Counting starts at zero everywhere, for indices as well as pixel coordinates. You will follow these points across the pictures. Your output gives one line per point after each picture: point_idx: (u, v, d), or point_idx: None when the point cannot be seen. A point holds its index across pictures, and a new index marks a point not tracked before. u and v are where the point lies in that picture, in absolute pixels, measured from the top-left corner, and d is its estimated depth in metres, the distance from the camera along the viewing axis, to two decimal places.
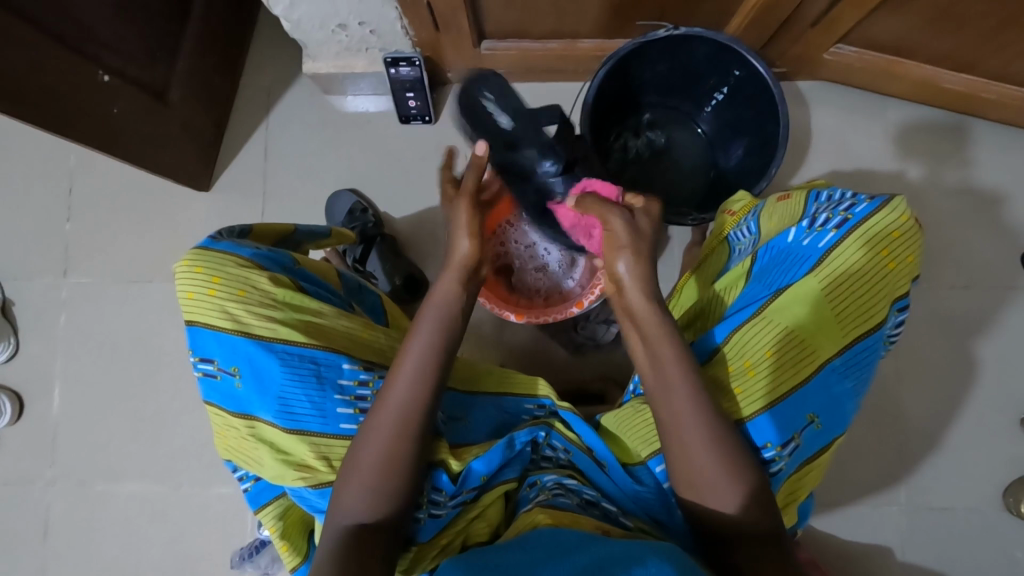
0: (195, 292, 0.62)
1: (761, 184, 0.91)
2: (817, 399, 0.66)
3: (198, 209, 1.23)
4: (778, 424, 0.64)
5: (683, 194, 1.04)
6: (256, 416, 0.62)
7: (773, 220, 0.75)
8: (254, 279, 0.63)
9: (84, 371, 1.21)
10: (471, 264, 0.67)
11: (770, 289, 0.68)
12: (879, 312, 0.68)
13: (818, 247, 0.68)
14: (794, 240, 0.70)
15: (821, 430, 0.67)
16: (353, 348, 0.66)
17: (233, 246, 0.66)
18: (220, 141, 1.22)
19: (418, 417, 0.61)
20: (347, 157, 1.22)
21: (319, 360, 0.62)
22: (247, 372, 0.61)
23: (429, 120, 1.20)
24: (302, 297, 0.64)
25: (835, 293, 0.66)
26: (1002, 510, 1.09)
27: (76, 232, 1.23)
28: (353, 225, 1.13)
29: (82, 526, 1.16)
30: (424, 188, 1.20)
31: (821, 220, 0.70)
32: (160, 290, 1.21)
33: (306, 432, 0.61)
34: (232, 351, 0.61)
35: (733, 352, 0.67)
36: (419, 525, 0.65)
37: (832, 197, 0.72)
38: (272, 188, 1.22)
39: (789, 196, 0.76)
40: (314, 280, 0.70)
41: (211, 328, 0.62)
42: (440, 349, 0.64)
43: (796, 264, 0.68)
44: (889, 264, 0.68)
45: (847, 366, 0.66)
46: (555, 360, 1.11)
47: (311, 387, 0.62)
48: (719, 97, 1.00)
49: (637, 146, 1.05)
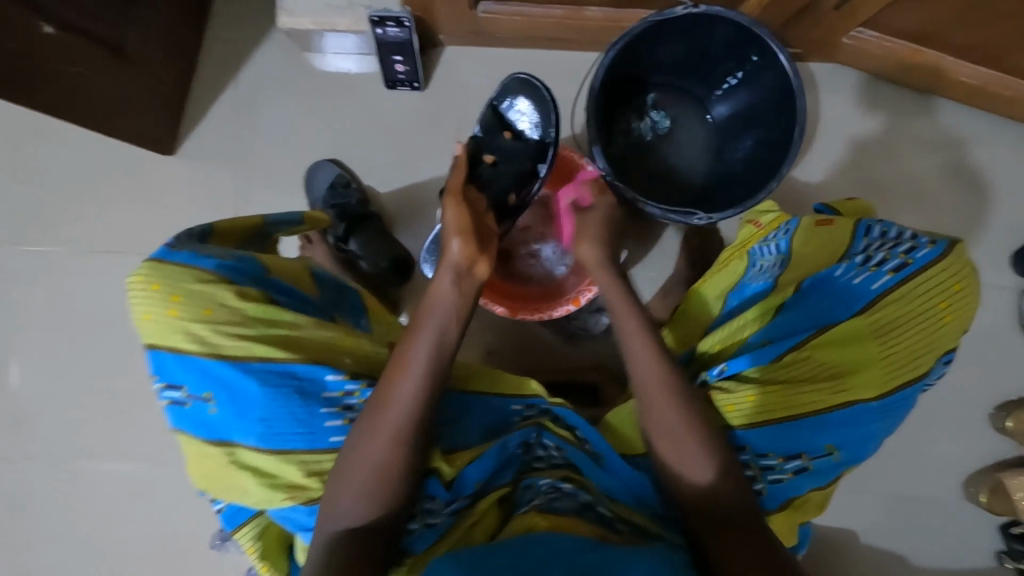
0: (157, 313, 0.56)
1: (772, 184, 0.81)
2: (837, 433, 0.61)
3: (162, 176, 1.12)
4: (787, 445, 0.62)
5: (685, 181, 0.99)
6: (235, 442, 0.57)
7: (811, 243, 0.68)
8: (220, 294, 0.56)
9: (44, 348, 1.13)
10: (464, 261, 0.59)
11: (811, 325, 0.63)
12: (922, 363, 0.62)
13: (870, 288, 0.63)
14: (841, 275, 0.64)
15: (836, 463, 0.63)
16: (339, 358, 0.60)
17: (195, 257, 0.59)
18: (184, 100, 1.11)
19: (419, 427, 0.57)
20: (327, 123, 1.12)
21: (300, 375, 0.57)
22: (223, 396, 0.57)
23: (417, 86, 1.10)
24: (275, 310, 0.58)
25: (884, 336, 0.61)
26: (965, 499, 1.14)
27: (26, 196, 1.12)
28: (334, 201, 1.05)
29: (50, 506, 1.12)
30: (412, 162, 1.12)
31: (876, 260, 0.64)
32: (123, 263, 1.13)
33: (292, 453, 0.57)
34: (203, 375, 0.57)
35: (762, 377, 0.62)
36: (412, 536, 0.64)
37: (887, 233, 0.66)
38: (245, 156, 1.12)
39: (833, 221, 0.69)
40: (290, 289, 0.64)
41: (179, 352, 0.56)
42: (442, 355, 0.58)
43: (843, 300, 0.63)
44: (943, 318, 0.62)
45: (880, 412, 0.61)
46: (545, 348, 1.09)
47: (295, 403, 0.57)
48: (733, 81, 0.94)
49: (642, 128, 0.99)
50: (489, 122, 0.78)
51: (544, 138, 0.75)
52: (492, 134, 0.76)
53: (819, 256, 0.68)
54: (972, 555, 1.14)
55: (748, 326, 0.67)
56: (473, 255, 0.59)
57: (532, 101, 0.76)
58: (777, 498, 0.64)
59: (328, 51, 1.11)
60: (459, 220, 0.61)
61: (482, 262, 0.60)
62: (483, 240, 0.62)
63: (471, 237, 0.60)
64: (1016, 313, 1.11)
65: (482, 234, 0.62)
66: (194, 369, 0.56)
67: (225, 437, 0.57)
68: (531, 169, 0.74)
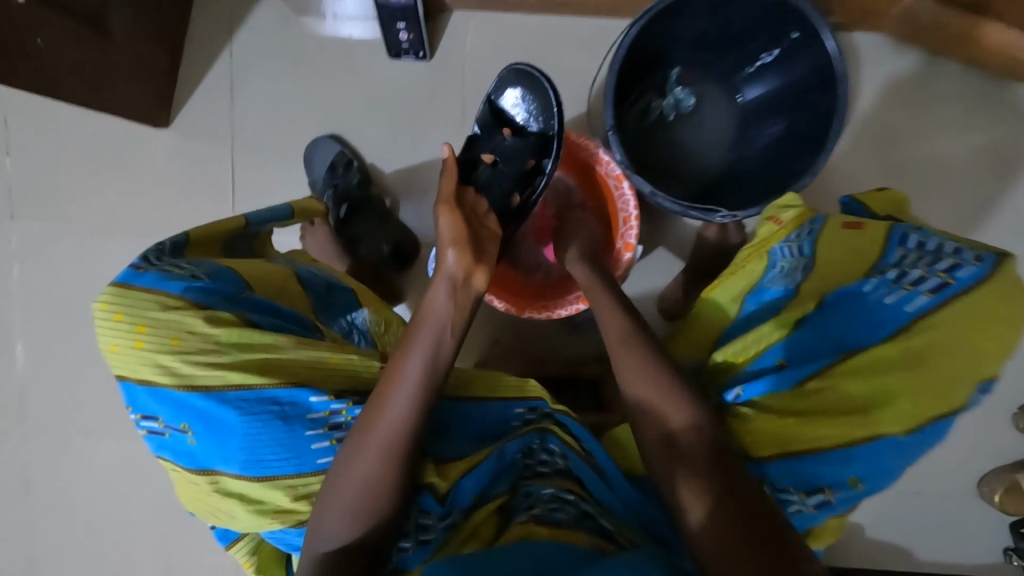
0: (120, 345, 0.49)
1: (805, 177, 0.76)
2: (863, 465, 0.55)
3: (156, 150, 1.08)
4: (804, 477, 0.56)
5: (703, 166, 0.92)
6: (217, 471, 0.53)
7: (838, 250, 0.63)
8: (186, 321, 0.49)
9: (47, 325, 1.12)
10: (461, 273, 0.58)
11: (834, 346, 0.57)
12: (961, 396, 0.55)
13: (903, 309, 0.56)
14: (871, 291, 0.58)
15: (859, 495, 0.57)
16: (323, 378, 0.55)
17: (156, 277, 0.51)
18: (175, 70, 1.04)
19: (404, 450, 0.53)
20: (326, 96, 1.06)
21: (281, 400, 0.52)
22: (201, 427, 0.51)
23: (422, 57, 1.02)
24: (251, 333, 0.52)
25: (919, 364, 0.54)
26: (976, 497, 1.12)
27: (19, 170, 1.09)
28: (333, 182, 1.00)
29: (63, 478, 1.14)
30: (415, 140, 1.05)
31: (910, 277, 0.57)
32: (121, 240, 1.10)
33: (278, 480, 0.53)
34: (176, 406, 0.50)
35: (779, 403, 0.57)
36: (405, 554, 0.62)
37: (925, 246, 0.60)
38: (241, 131, 1.07)
39: (862, 225, 0.63)
40: (268, 302, 0.57)
41: (148, 385, 0.50)
42: (436, 367, 0.56)
43: (874, 321, 0.57)
44: (988, 345, 0.55)
45: (910, 446, 0.55)
46: (551, 338, 1.05)
47: (278, 430, 0.52)
48: (766, 59, 0.85)
49: (661, 107, 0.92)
50: (484, 120, 0.72)
51: (546, 130, 0.69)
52: (488, 131, 0.71)
53: (847, 263, 0.61)
54: (977, 550, 1.14)
55: (765, 343, 0.60)
56: (469, 268, 0.59)
57: (531, 93, 0.70)
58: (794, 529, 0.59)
59: (327, 16, 1.04)
60: (454, 230, 0.60)
61: (480, 273, 0.60)
62: (480, 251, 0.62)
63: (467, 248, 0.59)
64: None
65: (479, 244, 0.62)
66: (165, 402, 0.50)
67: (205, 468, 0.52)
68: (532, 166, 0.68)
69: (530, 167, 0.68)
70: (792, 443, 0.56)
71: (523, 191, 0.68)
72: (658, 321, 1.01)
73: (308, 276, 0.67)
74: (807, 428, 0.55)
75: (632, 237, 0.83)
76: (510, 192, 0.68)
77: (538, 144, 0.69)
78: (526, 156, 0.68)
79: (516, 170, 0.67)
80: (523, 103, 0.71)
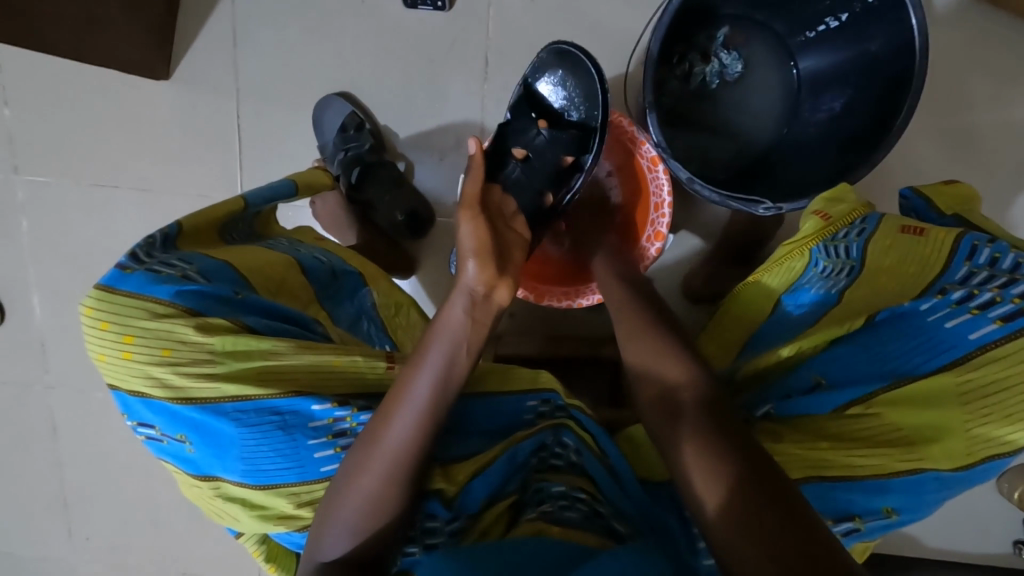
0: (105, 354, 0.46)
1: (862, 169, 0.69)
2: (898, 496, 0.52)
3: (158, 103, 1.02)
4: (839, 506, 0.53)
5: (749, 145, 0.83)
6: (218, 480, 0.50)
7: (893, 262, 0.57)
8: (178, 331, 0.45)
9: (60, 283, 1.11)
10: (481, 289, 0.54)
11: (883, 369, 0.52)
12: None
13: (967, 337, 0.49)
14: (928, 311, 0.52)
15: (891, 525, 0.54)
16: (325, 383, 0.53)
17: (142, 281, 0.47)
18: (174, 14, 0.96)
19: (414, 460, 0.54)
20: (336, 48, 0.97)
21: (282, 409, 0.50)
22: (199, 438, 0.47)
23: (441, 7, 0.93)
24: (248, 340, 0.48)
25: (976, 400, 0.48)
26: (993, 490, 1.11)
27: (18, 119, 1.04)
28: (346, 147, 0.94)
29: (86, 429, 1.17)
30: (432, 101, 0.98)
31: (978, 298, 0.50)
32: (128, 198, 1.06)
33: (281, 488, 0.51)
34: (171, 418, 0.46)
35: (809, 425, 0.54)
36: (411, 558, 0.58)
37: (998, 263, 0.52)
38: (246, 84, 1.00)
39: (926, 232, 0.56)
40: (266, 302, 0.53)
41: (139, 397, 0.46)
42: (448, 381, 0.55)
43: (929, 350, 0.50)
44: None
45: (954, 483, 0.50)
46: (568, 317, 1.02)
47: (278, 439, 0.50)
48: (831, 24, 0.75)
49: (706, 73, 0.82)
50: (520, 105, 0.67)
51: (588, 122, 0.64)
52: (522, 120, 0.66)
53: (901, 274, 0.56)
54: (985, 540, 1.14)
55: (800, 353, 0.57)
56: (490, 281, 0.54)
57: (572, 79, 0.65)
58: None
59: None
60: (476, 238, 0.54)
61: (506, 287, 0.55)
62: (504, 258, 0.56)
63: (490, 259, 0.54)
64: None
65: (504, 250, 0.56)
66: (160, 414, 0.45)
67: (206, 475, 0.49)
68: (569, 163, 0.63)
69: (567, 163, 0.63)
70: (818, 469, 0.52)
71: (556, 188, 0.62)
72: (681, 304, 0.96)
73: (314, 263, 0.64)
74: (843, 453, 0.52)
75: (664, 225, 0.79)
76: (540, 188, 0.61)
77: (579, 138, 0.64)
78: (564, 150, 0.63)
79: (552, 165, 0.62)
80: (561, 89, 0.65)
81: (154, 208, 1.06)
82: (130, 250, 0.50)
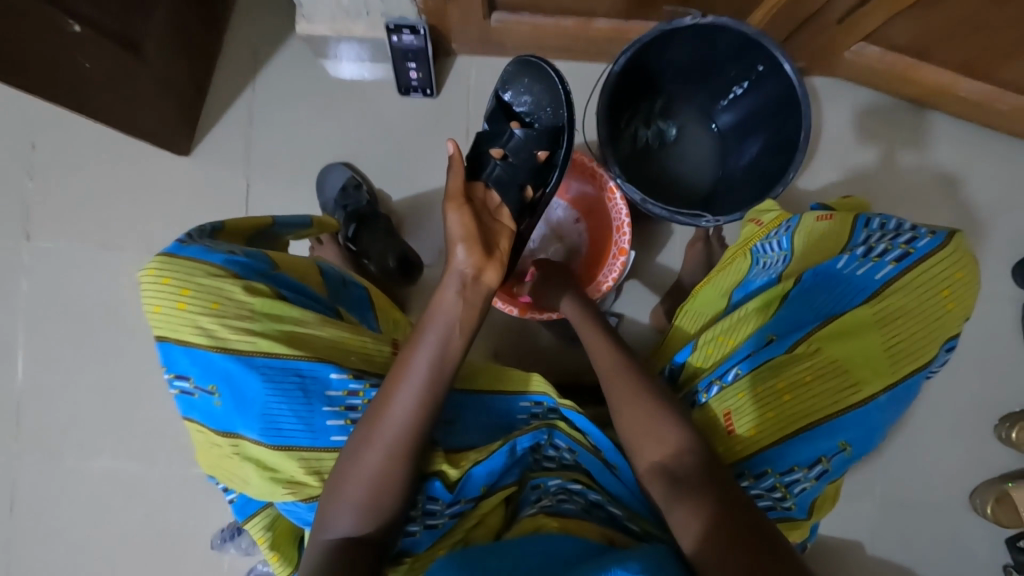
0: (163, 307, 0.55)
1: (777, 189, 0.85)
2: (851, 427, 0.62)
3: (175, 174, 1.15)
4: (802, 448, 0.62)
5: (694, 189, 1.02)
6: (239, 436, 0.56)
7: (813, 240, 0.69)
8: (227, 289, 0.55)
9: (51, 343, 1.14)
10: (470, 270, 0.62)
11: (815, 317, 0.64)
12: (929, 351, 0.62)
13: (873, 277, 0.62)
14: (844, 267, 0.64)
15: (850, 458, 0.64)
16: (343, 357, 0.60)
17: (202, 252, 0.58)
18: (200, 102, 1.13)
19: (419, 429, 0.59)
20: (339, 127, 1.15)
21: (303, 372, 0.57)
22: (227, 390, 0.55)
23: (429, 93, 1.12)
24: (282, 306, 0.57)
25: (887, 328, 0.61)
26: (967, 511, 1.13)
27: (38, 191, 1.14)
28: (345, 203, 1.07)
29: (52, 500, 1.13)
30: (422, 168, 1.14)
31: (877, 250, 0.63)
32: (133, 260, 1.14)
33: (295, 449, 0.56)
34: (207, 369, 0.55)
35: (764, 373, 0.62)
36: (412, 537, 0.63)
37: (886, 226, 0.66)
38: (257, 157, 1.14)
39: (832, 215, 0.69)
40: (297, 284, 0.63)
41: (184, 344, 0.55)
42: (443, 360, 0.61)
43: (845, 294, 0.63)
44: (946, 306, 0.62)
45: (889, 404, 0.62)
46: (548, 351, 1.10)
47: (297, 400, 0.57)
48: (738, 91, 0.96)
49: (648, 136, 1.02)
50: (494, 116, 0.74)
51: (557, 122, 0.71)
52: (496, 125, 0.71)
53: (820, 248, 0.68)
54: (975, 568, 1.13)
55: (750, 322, 0.66)
56: (479, 263, 0.63)
57: (537, 85, 0.73)
58: (802, 502, 0.64)
59: (335, 58, 1.13)
60: (463, 225, 0.63)
61: (490, 270, 0.64)
62: (491, 246, 0.64)
63: (478, 245, 0.63)
64: (1015, 323, 1.13)
65: (489, 239, 0.65)
66: (201, 364, 0.54)
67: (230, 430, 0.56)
68: (544, 159, 0.69)
69: (542, 159, 0.70)
70: (781, 413, 0.62)
71: (535, 183, 0.69)
72: (650, 333, 1.06)
73: (329, 269, 0.72)
74: (798, 394, 0.62)
75: (625, 241, 0.91)
76: (521, 184, 0.68)
77: (550, 135, 0.70)
78: (537, 147, 0.69)
79: (526, 163, 0.69)
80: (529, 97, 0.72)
81: None
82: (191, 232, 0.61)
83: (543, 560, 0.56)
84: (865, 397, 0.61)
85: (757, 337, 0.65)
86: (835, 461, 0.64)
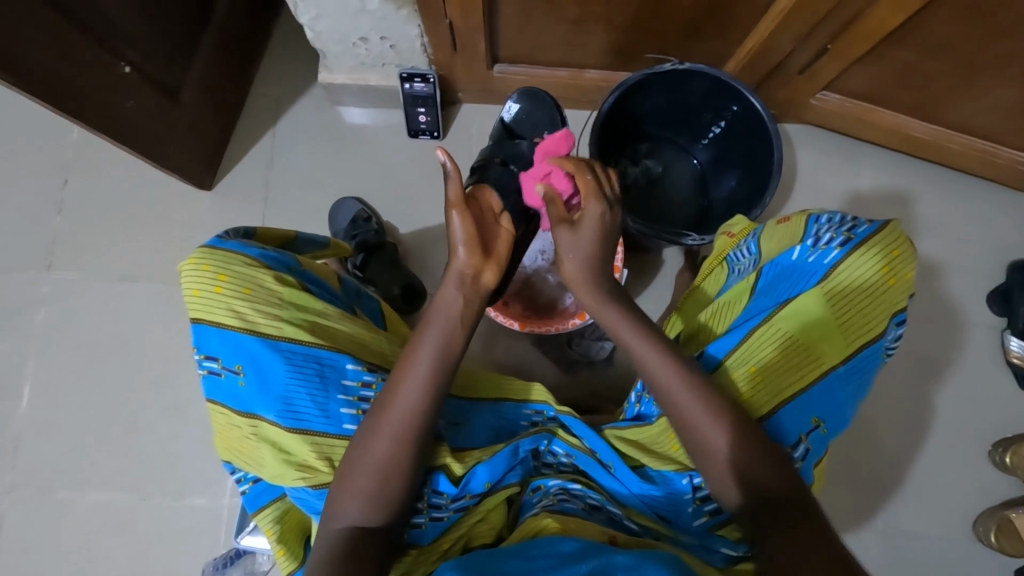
0: (201, 290, 0.67)
1: (758, 211, 0.95)
2: (820, 403, 0.69)
3: (196, 209, 1.22)
4: (782, 428, 0.68)
5: (680, 220, 1.11)
6: (258, 415, 0.67)
7: (773, 241, 0.75)
8: (261, 278, 0.68)
9: (60, 370, 1.16)
10: (470, 270, 0.68)
11: (773, 303, 0.70)
12: (879, 324, 0.69)
13: (822, 263, 0.69)
14: (798, 258, 0.71)
15: (826, 434, 0.70)
16: (359, 350, 0.72)
17: (240, 246, 0.71)
18: (224, 145, 1.23)
19: (422, 420, 0.62)
20: (351, 167, 1.23)
21: (323, 359, 0.68)
22: (250, 370, 0.66)
23: (436, 136, 1.22)
24: (305, 298, 0.70)
25: (837, 307, 0.68)
26: (972, 540, 1.11)
27: (64, 226, 1.21)
28: (354, 232, 1.14)
29: (41, 532, 1.10)
30: (427, 204, 1.22)
31: (824, 239, 0.70)
32: (148, 289, 1.19)
33: (308, 431, 0.66)
34: (235, 349, 0.66)
35: (734, 359, 0.69)
36: (418, 529, 0.66)
37: (833, 218, 0.71)
38: (274, 194, 1.22)
39: (790, 217, 0.75)
40: (318, 283, 0.76)
41: (217, 325, 0.67)
42: (447, 354, 0.65)
43: (800, 280, 0.69)
44: (889, 281, 0.68)
45: (849, 376, 0.69)
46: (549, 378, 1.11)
47: (314, 385, 0.67)
48: (715, 130, 1.06)
49: (636, 172, 1.10)
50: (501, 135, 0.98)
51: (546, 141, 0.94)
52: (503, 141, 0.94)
53: (778, 245, 0.74)
54: None
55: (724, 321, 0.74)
56: (479, 265, 0.68)
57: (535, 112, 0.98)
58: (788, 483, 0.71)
59: (345, 104, 1.25)
60: (465, 231, 0.68)
61: (488, 270, 0.69)
62: (490, 249, 0.70)
63: (478, 248, 0.68)
64: (998, 349, 1.17)
65: (488, 243, 0.70)
66: (234, 345, 0.66)
67: (254, 411, 0.66)
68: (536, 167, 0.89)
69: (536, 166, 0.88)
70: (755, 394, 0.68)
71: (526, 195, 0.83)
72: None
73: (347, 278, 0.84)
74: (765, 373, 0.68)
75: (618, 260, 0.98)
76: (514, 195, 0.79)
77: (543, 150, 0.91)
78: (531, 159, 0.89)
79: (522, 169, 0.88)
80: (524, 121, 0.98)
81: (172, 297, 1.19)
82: (221, 235, 0.74)
83: (548, 561, 0.53)
84: (825, 371, 0.68)
85: (729, 329, 0.73)
86: (813, 439, 0.70)
